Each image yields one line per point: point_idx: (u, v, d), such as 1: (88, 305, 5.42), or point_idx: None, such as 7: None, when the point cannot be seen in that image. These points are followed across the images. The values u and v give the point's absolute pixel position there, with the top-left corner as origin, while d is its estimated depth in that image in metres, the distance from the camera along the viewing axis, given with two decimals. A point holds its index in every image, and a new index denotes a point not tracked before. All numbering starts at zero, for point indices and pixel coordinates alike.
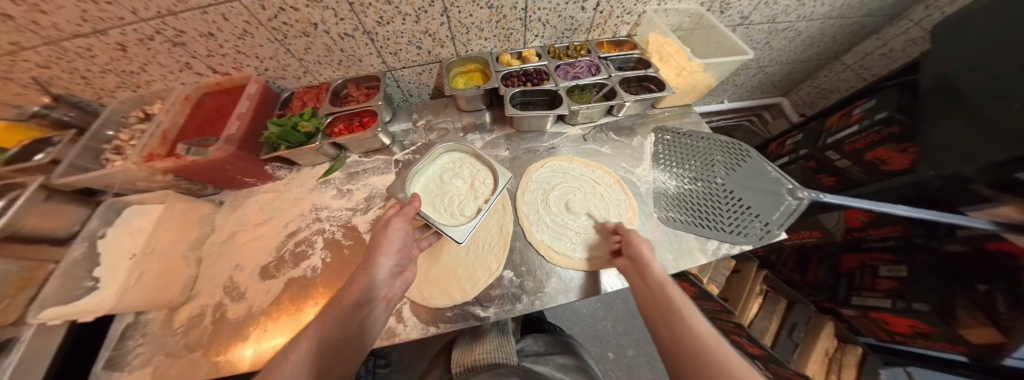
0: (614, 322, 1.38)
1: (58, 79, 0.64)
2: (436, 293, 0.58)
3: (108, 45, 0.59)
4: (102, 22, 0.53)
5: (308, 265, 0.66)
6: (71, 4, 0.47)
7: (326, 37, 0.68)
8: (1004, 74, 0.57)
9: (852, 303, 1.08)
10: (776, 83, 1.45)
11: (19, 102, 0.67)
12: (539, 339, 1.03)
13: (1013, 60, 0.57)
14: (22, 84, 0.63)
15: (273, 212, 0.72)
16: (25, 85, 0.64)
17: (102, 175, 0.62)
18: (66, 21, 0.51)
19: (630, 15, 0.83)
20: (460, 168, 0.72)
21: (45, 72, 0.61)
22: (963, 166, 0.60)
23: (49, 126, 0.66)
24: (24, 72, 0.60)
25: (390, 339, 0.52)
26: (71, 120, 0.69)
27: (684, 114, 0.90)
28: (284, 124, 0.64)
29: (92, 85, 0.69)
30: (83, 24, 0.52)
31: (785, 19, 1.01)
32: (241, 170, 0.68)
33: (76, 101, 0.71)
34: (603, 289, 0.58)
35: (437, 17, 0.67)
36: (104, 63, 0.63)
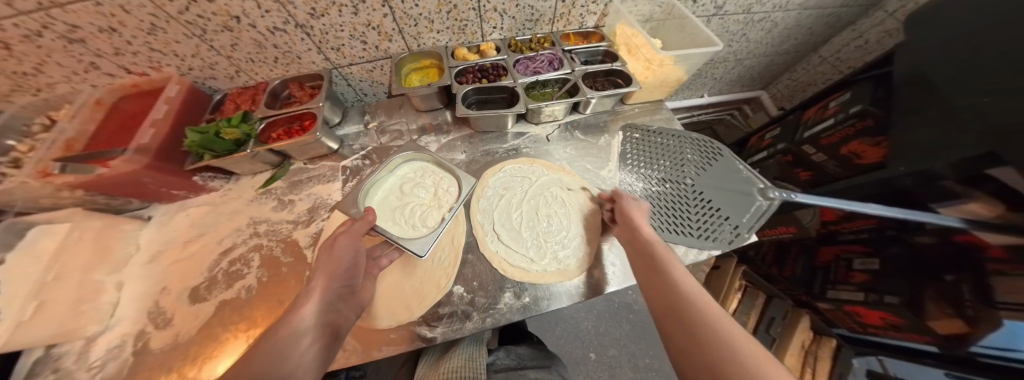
0: (596, 323, 1.36)
1: None
2: (379, 312, 0.54)
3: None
4: None
5: (241, 285, 0.59)
6: None
7: (253, 31, 0.60)
8: (988, 62, 0.53)
9: (827, 296, 1.08)
10: (755, 77, 1.43)
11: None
12: (511, 352, 0.94)
13: (994, 48, 0.54)
14: None
15: (204, 228, 0.66)
16: None
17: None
18: None
19: (595, 4, 0.77)
20: (425, 178, 0.66)
21: None
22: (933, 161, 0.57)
23: None
24: None
25: None
26: None
27: (655, 110, 0.86)
28: (206, 131, 0.57)
29: None
30: None
31: (761, 10, 0.98)
32: (164, 182, 0.61)
33: None
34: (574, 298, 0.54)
35: (377, 8, 0.60)
36: None
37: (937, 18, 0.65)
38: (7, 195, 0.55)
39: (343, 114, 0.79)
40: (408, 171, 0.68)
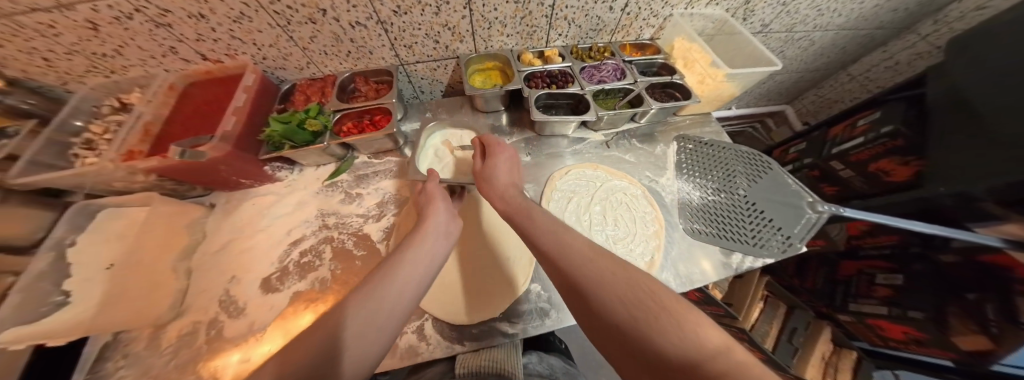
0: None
1: (13, 60, 0.55)
2: (461, 309, 0.54)
3: (77, 24, 0.49)
4: None
5: (315, 277, 0.55)
6: None
7: (333, 25, 0.59)
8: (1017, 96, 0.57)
9: (849, 309, 1.11)
10: (783, 91, 1.45)
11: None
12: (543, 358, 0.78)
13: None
14: None
15: (272, 218, 0.61)
16: None
17: (72, 175, 0.52)
18: None
19: (656, 17, 0.79)
20: (465, 142, 0.72)
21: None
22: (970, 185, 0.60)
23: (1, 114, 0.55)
24: None
25: (413, 359, 0.48)
26: (31, 108, 0.59)
27: (705, 122, 0.88)
28: (288, 121, 0.57)
29: (56, 68, 0.59)
30: None
31: (802, 29, 0.99)
32: (238, 171, 0.60)
33: (35, 86, 0.61)
34: None
35: (459, 9, 0.60)
36: (70, 44, 0.54)
37: (979, 38, 0.67)
38: (83, 177, 0.54)
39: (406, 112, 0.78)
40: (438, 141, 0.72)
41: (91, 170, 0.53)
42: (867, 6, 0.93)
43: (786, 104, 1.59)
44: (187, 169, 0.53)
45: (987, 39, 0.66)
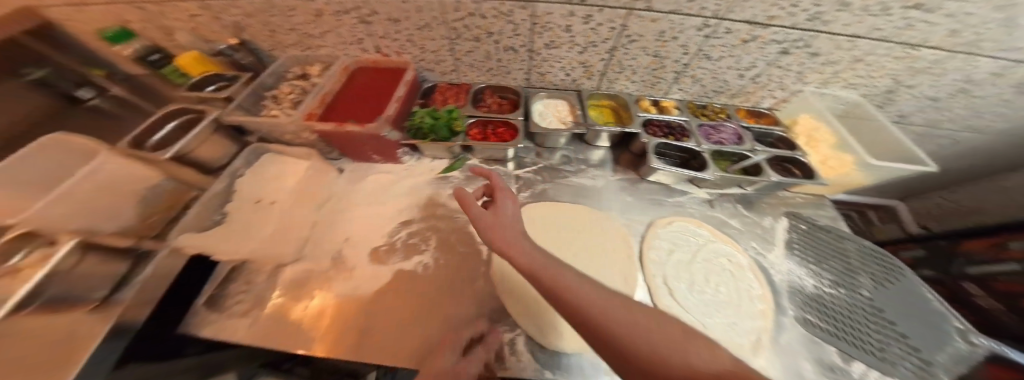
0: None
1: (251, 27, 0.70)
2: (555, 333, 0.52)
3: (307, 11, 0.62)
4: None
5: (419, 261, 0.59)
6: None
7: (491, 46, 0.66)
8: None
9: None
10: (899, 184, 1.25)
11: (211, 39, 0.75)
12: None
13: None
14: (223, 25, 0.70)
15: (390, 196, 0.67)
16: (224, 27, 0.70)
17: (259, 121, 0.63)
18: None
19: (783, 90, 0.77)
20: (563, 111, 0.75)
21: (245, 20, 0.67)
22: None
23: (226, 65, 0.74)
24: (232, 16, 0.66)
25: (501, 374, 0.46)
26: (246, 63, 0.75)
27: (821, 205, 0.80)
28: (437, 117, 0.65)
29: (272, 39, 0.73)
30: None
31: (950, 127, 0.87)
32: (378, 147, 0.66)
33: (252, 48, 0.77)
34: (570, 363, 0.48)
35: (602, 53, 0.66)
36: (294, 23, 0.66)
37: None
38: (265, 126, 0.65)
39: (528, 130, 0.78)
40: (541, 108, 0.75)
41: (277, 122, 0.64)
42: None
43: (897, 200, 1.36)
44: (347, 136, 0.62)
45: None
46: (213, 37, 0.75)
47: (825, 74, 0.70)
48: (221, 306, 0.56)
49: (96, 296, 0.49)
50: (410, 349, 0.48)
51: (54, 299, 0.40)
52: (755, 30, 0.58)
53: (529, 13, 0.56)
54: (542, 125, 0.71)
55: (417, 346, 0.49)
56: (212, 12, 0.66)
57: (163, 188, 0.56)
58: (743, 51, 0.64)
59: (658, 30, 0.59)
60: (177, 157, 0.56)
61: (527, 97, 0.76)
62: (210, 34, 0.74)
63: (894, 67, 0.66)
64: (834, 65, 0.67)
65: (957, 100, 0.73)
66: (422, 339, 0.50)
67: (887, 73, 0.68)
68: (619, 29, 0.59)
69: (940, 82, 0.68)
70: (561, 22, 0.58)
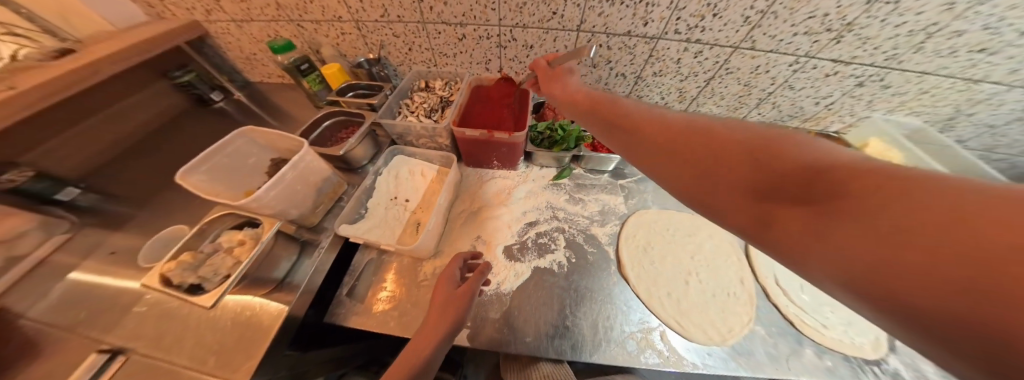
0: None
1: (392, 45, 0.81)
2: (693, 327, 0.57)
3: (454, 33, 0.75)
4: (475, 18, 0.70)
5: (553, 259, 0.64)
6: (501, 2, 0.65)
7: (606, 72, 0.79)
8: None
9: None
10: None
11: (347, 53, 0.86)
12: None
13: None
14: (368, 43, 0.81)
15: (513, 198, 0.74)
16: (368, 44, 0.81)
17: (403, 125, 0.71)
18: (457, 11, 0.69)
19: (851, 115, 0.86)
20: None
21: (391, 39, 0.79)
22: None
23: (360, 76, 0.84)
24: (381, 35, 0.78)
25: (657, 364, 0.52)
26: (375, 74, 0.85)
27: None
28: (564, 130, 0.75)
29: (406, 55, 0.84)
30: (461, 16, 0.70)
31: (1005, 152, 0.92)
32: (504, 154, 0.74)
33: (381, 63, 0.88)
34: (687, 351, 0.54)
35: (699, 81, 0.79)
36: (435, 44, 0.79)
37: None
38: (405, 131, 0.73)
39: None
40: None
41: (418, 126, 0.72)
42: None
43: None
44: (486, 144, 0.70)
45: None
46: (350, 53, 0.86)
47: (893, 102, 0.80)
48: (359, 296, 0.60)
49: (275, 277, 0.53)
50: (559, 344, 0.53)
51: (254, 279, 0.50)
52: (836, 67, 0.71)
53: (650, 47, 0.70)
54: None
55: (567, 340, 0.53)
56: (364, 31, 0.78)
57: (332, 180, 0.63)
58: (823, 84, 0.76)
59: (754, 65, 0.72)
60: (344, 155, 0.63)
61: None
62: (349, 50, 0.85)
63: (956, 97, 0.76)
64: (903, 95, 0.77)
65: (1012, 126, 0.82)
66: (573, 334, 0.54)
67: (950, 102, 0.78)
68: (721, 63, 0.73)
69: (998, 109, 0.78)
70: (674, 56, 0.72)
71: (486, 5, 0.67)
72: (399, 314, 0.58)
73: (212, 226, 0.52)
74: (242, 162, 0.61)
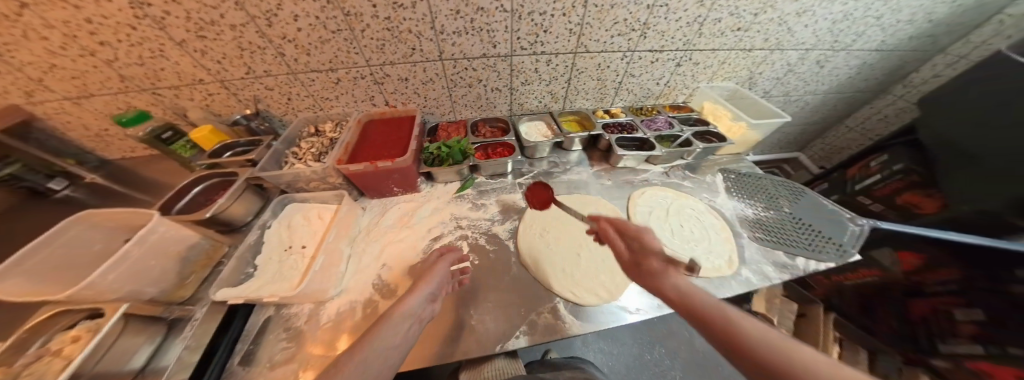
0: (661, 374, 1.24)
1: (268, 98, 0.81)
2: (584, 292, 0.65)
3: (329, 78, 0.79)
4: (340, 63, 0.75)
5: (457, 266, 0.68)
6: (358, 45, 0.72)
7: (482, 89, 0.89)
8: (987, 147, 0.78)
9: (940, 352, 1.01)
10: (794, 141, 1.60)
11: (222, 113, 0.83)
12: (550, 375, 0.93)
13: (989, 141, 0.78)
14: (241, 99, 0.80)
15: (418, 218, 0.78)
16: (241, 100, 0.80)
17: (284, 174, 0.70)
18: (318, 61, 0.74)
19: (688, 88, 1.09)
20: (542, 129, 0.97)
21: (265, 92, 0.79)
22: (967, 206, 0.85)
23: (239, 133, 0.82)
24: (253, 91, 0.78)
25: (554, 335, 0.57)
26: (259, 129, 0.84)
27: (740, 160, 1.06)
28: (452, 146, 0.80)
29: (288, 105, 0.84)
30: (327, 64, 0.75)
31: (797, 94, 1.24)
32: (400, 180, 0.77)
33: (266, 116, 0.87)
34: (588, 319, 0.60)
35: (561, 83, 0.93)
36: (313, 91, 0.81)
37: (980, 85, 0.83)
38: (290, 178, 0.73)
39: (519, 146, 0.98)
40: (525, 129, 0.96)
41: (304, 171, 0.72)
42: (843, 78, 1.19)
43: (798, 152, 1.72)
44: (377, 175, 0.73)
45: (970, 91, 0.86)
46: (224, 111, 0.83)
47: (707, 74, 1.04)
48: (257, 361, 0.54)
49: (134, 367, 0.45)
50: (465, 343, 0.55)
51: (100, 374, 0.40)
52: (655, 55, 0.91)
53: (508, 63, 0.82)
54: (535, 139, 0.91)
55: (471, 337, 0.56)
56: (232, 89, 0.77)
57: (201, 245, 0.60)
58: (653, 68, 0.96)
59: (596, 63, 0.89)
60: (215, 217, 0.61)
61: (515, 121, 0.98)
62: (222, 108, 0.82)
63: (743, 63, 1.02)
64: (711, 67, 1.01)
65: (788, 75, 1.13)
66: (478, 329, 0.57)
67: (742, 67, 1.04)
68: (571, 66, 0.87)
69: (773, 67, 1.07)
70: (530, 67, 0.85)
71: (348, 49, 0.72)
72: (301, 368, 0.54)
73: (33, 333, 0.44)
74: (83, 248, 0.55)
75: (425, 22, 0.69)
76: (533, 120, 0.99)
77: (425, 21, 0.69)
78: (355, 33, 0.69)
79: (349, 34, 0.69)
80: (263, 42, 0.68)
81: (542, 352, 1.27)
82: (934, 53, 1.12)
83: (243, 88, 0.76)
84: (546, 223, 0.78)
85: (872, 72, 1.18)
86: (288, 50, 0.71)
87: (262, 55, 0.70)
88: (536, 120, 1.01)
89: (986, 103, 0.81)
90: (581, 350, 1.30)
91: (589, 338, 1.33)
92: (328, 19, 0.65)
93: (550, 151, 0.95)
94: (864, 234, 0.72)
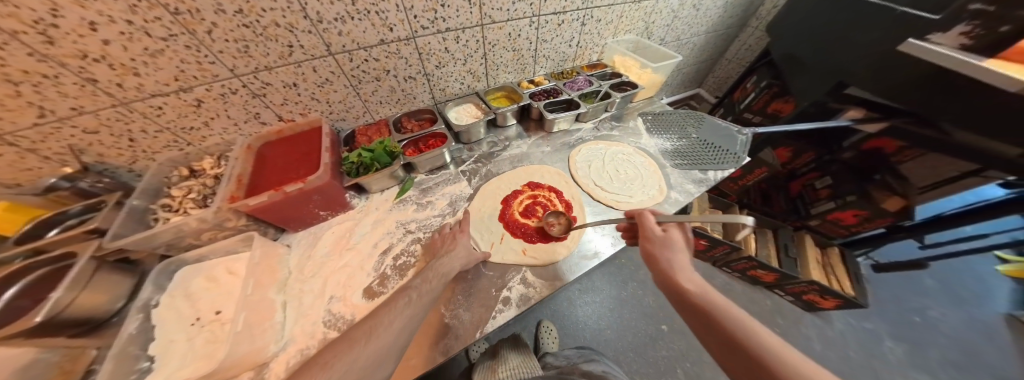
0: (639, 304, 1.41)
1: (96, 145, 0.60)
2: (545, 254, 0.67)
3: (183, 102, 0.61)
4: (193, 80, 0.58)
5: (417, 271, 0.64)
6: (212, 52, 0.56)
7: (393, 80, 0.81)
8: (812, 53, 1.01)
9: (813, 214, 1.34)
10: (692, 79, 1.88)
11: (21, 181, 0.58)
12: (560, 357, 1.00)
13: (811, 49, 1.01)
14: (46, 155, 0.56)
15: (359, 236, 0.70)
16: (49, 156, 0.57)
17: (158, 233, 0.54)
18: (155, 82, 0.55)
19: (598, 46, 1.16)
20: (471, 110, 0.94)
21: (87, 138, 0.57)
22: (805, 102, 1.11)
23: (64, 200, 0.60)
24: (61, 140, 0.55)
25: (529, 302, 0.58)
26: (98, 188, 0.63)
27: (653, 102, 1.20)
28: (373, 149, 0.71)
29: (136, 147, 0.64)
30: (172, 83, 0.57)
31: (686, 37, 1.43)
32: (324, 201, 0.68)
33: (103, 168, 0.64)
34: (554, 277, 0.63)
35: (478, 59, 0.90)
36: (167, 121, 0.63)
37: (798, 7, 1.05)
38: (169, 235, 0.57)
39: (453, 134, 0.93)
40: (453, 114, 0.93)
41: (184, 224, 0.57)
42: (716, 17, 1.40)
43: (698, 88, 2.03)
44: (292, 202, 0.62)
45: (793, 13, 1.09)
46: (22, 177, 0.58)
47: (611, 30, 1.12)
48: None
49: None
50: (441, 342, 0.53)
51: None
52: (559, 17, 0.93)
53: (412, 47, 0.76)
54: (463, 123, 0.88)
55: (447, 335, 0.53)
56: (24, 145, 0.52)
57: (44, 362, 0.43)
58: (562, 31, 0.99)
59: (506, 34, 0.87)
60: (57, 317, 0.44)
61: (442, 109, 0.92)
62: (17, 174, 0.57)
63: (638, 15, 1.12)
64: (612, 22, 1.08)
65: (676, 21, 1.28)
66: (452, 324, 0.55)
67: (638, 19, 1.14)
68: (481, 40, 0.85)
69: (662, 15, 1.21)
70: (439, 47, 0.79)
71: (198, 59, 0.56)
72: None
73: None
74: None
75: (293, 11, 0.56)
76: (459, 104, 0.95)
77: (293, 10, 0.55)
78: (199, 37, 0.52)
79: (191, 38, 0.52)
80: (50, 68, 0.45)
81: (535, 323, 1.34)
82: None
83: (42, 139, 0.53)
84: (496, 201, 0.78)
85: (734, 9, 1.41)
86: (99, 72, 0.49)
87: (58, 86, 0.48)
88: (462, 104, 0.97)
89: (805, 19, 1.03)
90: (568, 308, 1.40)
91: (573, 297, 1.43)
92: (149, 22, 0.47)
93: (485, 131, 0.93)
94: (748, 141, 0.88)
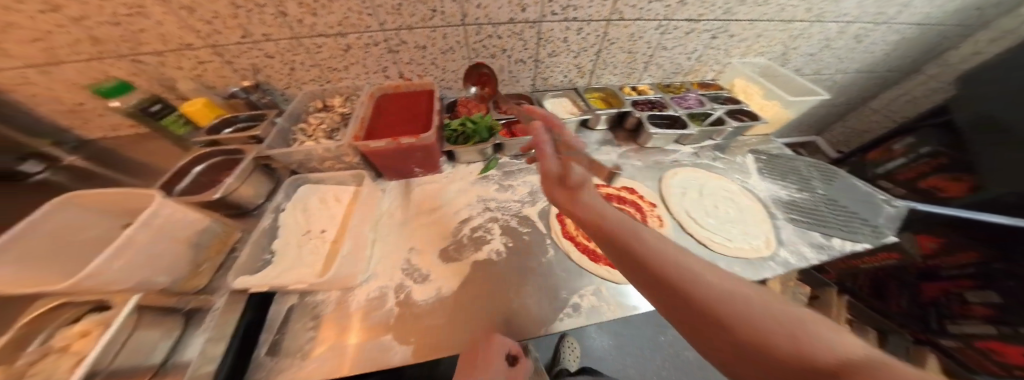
0: (673, 355, 1.24)
1: (269, 68, 0.72)
2: (622, 272, 0.61)
3: (337, 45, 0.69)
4: (350, 28, 0.66)
5: (490, 248, 0.64)
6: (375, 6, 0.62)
7: (505, 60, 0.82)
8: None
9: (950, 332, 0.98)
10: (813, 124, 1.56)
11: (217, 84, 0.74)
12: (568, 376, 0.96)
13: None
14: (237, 69, 0.70)
15: (444, 200, 0.73)
16: (237, 70, 0.71)
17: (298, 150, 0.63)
18: (325, 24, 0.64)
19: (719, 64, 1.02)
20: (567, 106, 0.91)
21: (265, 61, 0.70)
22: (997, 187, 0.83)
23: (238, 107, 0.74)
24: (249, 58, 0.68)
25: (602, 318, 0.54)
26: (261, 104, 0.76)
27: (769, 141, 1.02)
28: (477, 122, 0.73)
29: (293, 76, 0.75)
30: (336, 27, 0.65)
31: (828, 72, 1.18)
32: (423, 159, 0.71)
33: (267, 89, 0.77)
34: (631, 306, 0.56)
35: (590, 55, 0.86)
36: (320, 59, 0.72)
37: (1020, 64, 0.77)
38: (304, 155, 0.66)
39: None
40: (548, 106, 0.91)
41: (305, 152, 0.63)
42: (877, 55, 1.12)
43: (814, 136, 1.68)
44: (399, 153, 0.67)
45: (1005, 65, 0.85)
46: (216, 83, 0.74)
47: (742, 49, 0.97)
48: (285, 350, 0.51)
49: (153, 363, 0.41)
50: (510, 330, 0.52)
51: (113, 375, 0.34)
52: (691, 25, 0.83)
53: (536, 31, 0.75)
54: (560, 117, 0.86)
55: (517, 324, 0.53)
56: (226, 57, 0.67)
57: (211, 230, 0.54)
58: (687, 41, 0.89)
59: (629, 34, 0.81)
60: (223, 197, 0.54)
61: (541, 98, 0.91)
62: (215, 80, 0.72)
63: (782, 36, 0.95)
64: (747, 40, 0.94)
65: (824, 51, 1.06)
66: (519, 313, 0.54)
67: (779, 41, 0.97)
68: (602, 36, 0.80)
69: (811, 41, 1.00)
70: (560, 36, 0.77)
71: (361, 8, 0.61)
72: (339, 355, 0.50)
73: (33, 327, 0.39)
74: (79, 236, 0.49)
75: None
76: (557, 97, 0.93)
77: None
78: None
79: None
80: None
81: (558, 335, 1.28)
82: (978, 28, 1.04)
83: (239, 54, 0.67)
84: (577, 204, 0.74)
85: (908, 49, 1.11)
86: (293, 8, 0.59)
87: (263, 13, 0.59)
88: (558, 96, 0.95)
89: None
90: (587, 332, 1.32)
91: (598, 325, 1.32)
92: None
93: (575, 130, 0.89)
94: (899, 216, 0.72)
